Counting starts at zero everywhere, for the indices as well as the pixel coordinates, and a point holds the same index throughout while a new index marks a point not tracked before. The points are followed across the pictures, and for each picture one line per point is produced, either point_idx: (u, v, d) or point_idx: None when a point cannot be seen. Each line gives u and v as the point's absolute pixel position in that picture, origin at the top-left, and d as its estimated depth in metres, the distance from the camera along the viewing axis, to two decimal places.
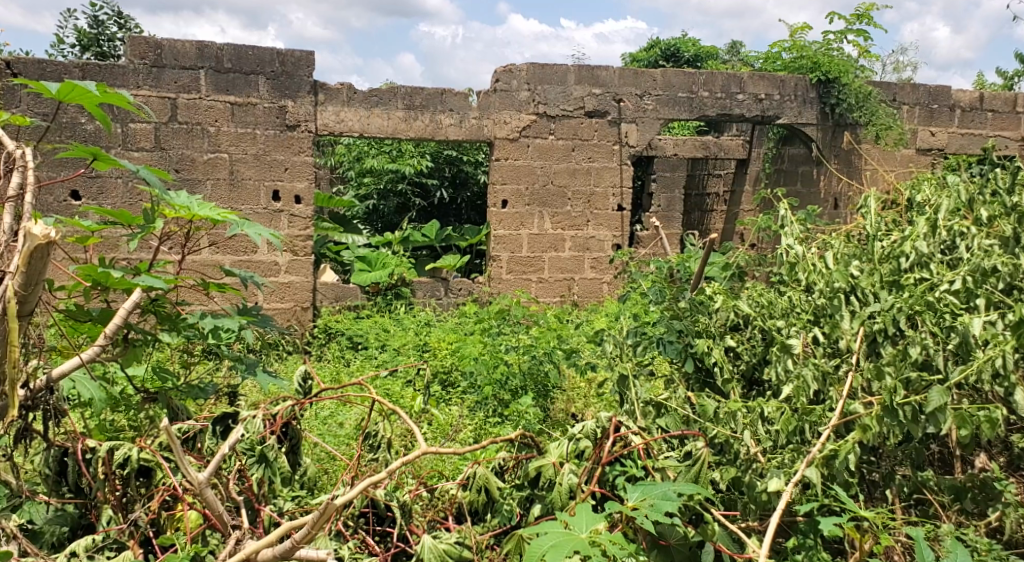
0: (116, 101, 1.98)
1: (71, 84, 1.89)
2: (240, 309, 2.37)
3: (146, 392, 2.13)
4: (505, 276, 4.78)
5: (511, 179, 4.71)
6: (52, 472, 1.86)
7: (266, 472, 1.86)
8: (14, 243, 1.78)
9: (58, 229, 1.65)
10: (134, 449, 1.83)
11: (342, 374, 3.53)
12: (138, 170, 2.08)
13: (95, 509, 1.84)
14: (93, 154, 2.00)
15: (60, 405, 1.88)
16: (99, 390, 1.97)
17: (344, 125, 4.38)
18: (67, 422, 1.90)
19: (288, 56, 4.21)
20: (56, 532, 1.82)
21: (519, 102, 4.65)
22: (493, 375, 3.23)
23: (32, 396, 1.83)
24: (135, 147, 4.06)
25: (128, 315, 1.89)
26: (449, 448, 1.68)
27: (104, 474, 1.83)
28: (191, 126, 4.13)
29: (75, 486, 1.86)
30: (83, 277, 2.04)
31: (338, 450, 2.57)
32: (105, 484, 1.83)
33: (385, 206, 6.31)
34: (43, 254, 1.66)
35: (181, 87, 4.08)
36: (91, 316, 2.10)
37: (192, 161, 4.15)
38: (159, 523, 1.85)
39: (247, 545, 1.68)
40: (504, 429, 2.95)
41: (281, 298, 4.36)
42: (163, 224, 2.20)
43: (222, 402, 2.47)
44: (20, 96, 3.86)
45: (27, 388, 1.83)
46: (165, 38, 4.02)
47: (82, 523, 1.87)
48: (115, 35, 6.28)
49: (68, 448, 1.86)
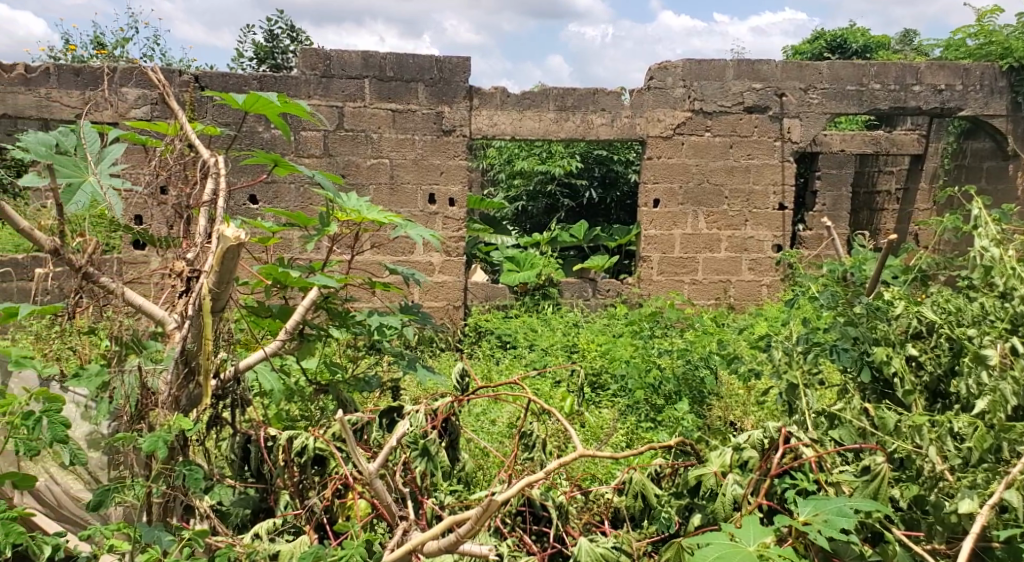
0: (293, 111, 2.08)
1: (256, 95, 2.01)
2: (401, 306, 2.45)
3: (317, 384, 2.24)
4: (656, 277, 4.72)
5: (664, 178, 4.65)
6: (237, 458, 1.99)
7: (428, 466, 1.90)
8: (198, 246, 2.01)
9: (246, 233, 1.82)
10: (310, 439, 1.92)
11: (493, 372, 3.59)
12: (314, 176, 2.18)
13: (274, 493, 1.95)
14: (274, 161, 2.12)
15: (246, 395, 2.02)
16: (277, 381, 2.10)
17: (497, 128, 4.46)
18: (252, 411, 2.04)
19: (446, 62, 4.32)
20: (240, 514, 1.95)
21: (674, 99, 4.58)
22: (645, 379, 3.20)
23: (221, 386, 1.99)
24: (306, 154, 4.28)
25: (306, 314, 2.05)
26: (607, 452, 1.66)
27: (284, 461, 1.94)
28: (357, 133, 4.30)
29: (256, 471, 1.98)
30: (265, 276, 2.16)
31: (492, 446, 2.61)
32: (284, 470, 1.94)
33: (534, 207, 6.41)
34: (234, 255, 1.85)
35: (348, 96, 4.26)
36: (271, 313, 2.23)
37: (357, 166, 4.32)
38: (332, 510, 1.93)
39: (414, 537, 1.76)
40: (659, 434, 2.91)
41: (435, 297, 4.47)
42: (336, 227, 2.30)
43: (384, 396, 2.56)
44: (207, 108, 4.14)
45: (217, 378, 1.99)
46: (334, 50, 4.20)
47: (263, 507, 1.98)
48: (288, 48, 6.63)
49: (251, 435, 1.99)
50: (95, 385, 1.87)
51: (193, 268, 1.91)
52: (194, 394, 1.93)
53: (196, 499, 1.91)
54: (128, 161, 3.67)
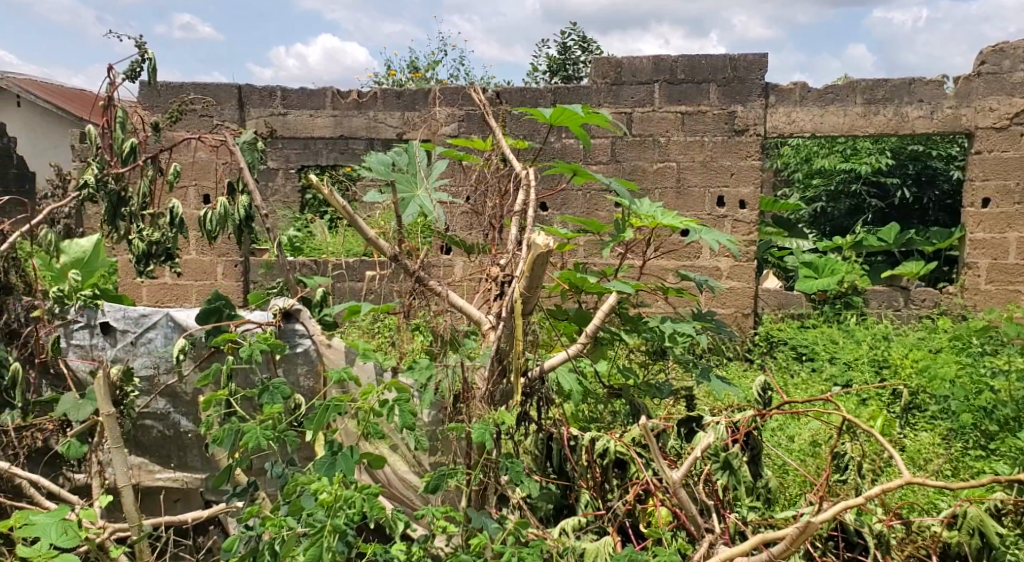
0: (596, 119, 2.15)
1: (561, 108, 2.10)
2: (695, 314, 2.46)
3: (611, 387, 2.31)
4: (984, 286, 4.26)
5: (996, 175, 4.20)
6: (540, 453, 2.14)
7: (731, 478, 1.97)
8: (517, 253, 2.16)
9: (555, 240, 1.98)
10: (611, 442, 2.07)
11: (797, 385, 3.45)
12: (609, 183, 2.21)
13: (575, 491, 2.08)
14: (572, 170, 2.19)
15: (550, 394, 2.15)
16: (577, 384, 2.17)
17: (795, 126, 4.27)
18: (554, 410, 2.16)
19: (741, 61, 4.19)
20: (545, 508, 2.08)
21: (1009, 85, 4.14)
22: (976, 403, 2.95)
23: (530, 383, 2.13)
24: (594, 160, 4.36)
25: (604, 317, 2.14)
26: (933, 482, 1.58)
27: (587, 461, 2.07)
28: (645, 138, 4.32)
29: (557, 468, 2.13)
30: (564, 282, 2.28)
31: (800, 465, 2.49)
32: (586, 470, 2.08)
33: (835, 209, 6.07)
34: (543, 261, 1.99)
35: (637, 102, 4.29)
36: (570, 317, 2.32)
37: (643, 171, 4.34)
38: (634, 515, 2.03)
39: (720, 551, 1.78)
40: (993, 465, 2.62)
41: (725, 303, 4.29)
42: (631, 233, 2.32)
43: (679, 404, 2.55)
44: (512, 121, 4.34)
45: (526, 376, 2.13)
46: (625, 57, 4.26)
47: (564, 503, 2.10)
48: (579, 59, 6.82)
49: (553, 433, 2.13)
50: (424, 376, 2.07)
51: (506, 274, 2.11)
52: (505, 389, 2.11)
53: (509, 490, 2.05)
54: (446, 174, 3.95)
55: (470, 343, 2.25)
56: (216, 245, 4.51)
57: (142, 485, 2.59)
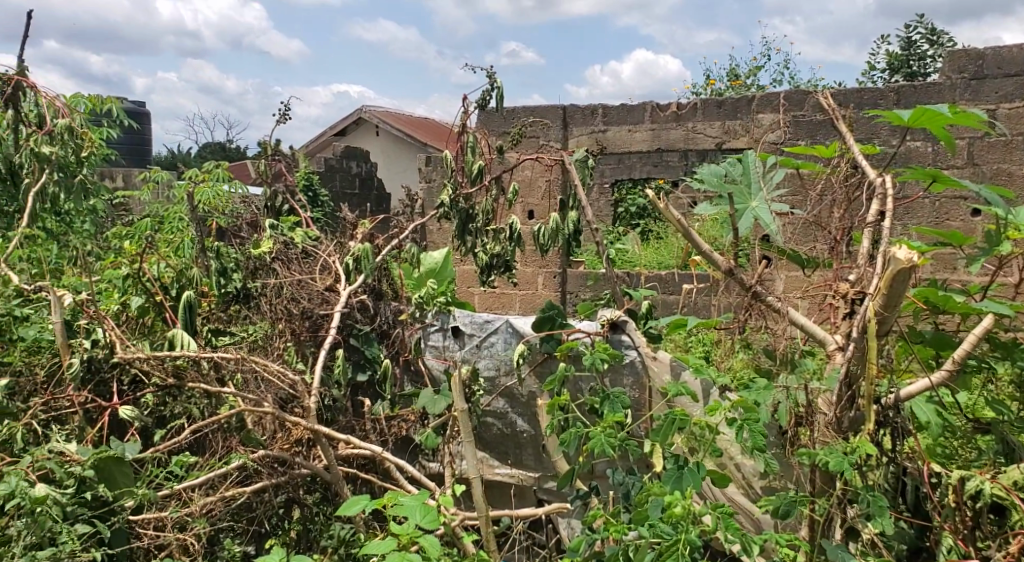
0: (967, 119, 1.96)
1: (923, 108, 1.94)
2: None
3: (977, 421, 2.16)
4: None
5: None
6: (892, 487, 2.07)
7: None
8: (870, 268, 2.10)
9: (919, 255, 1.88)
10: (986, 484, 1.91)
11: None
12: (979, 191, 1.99)
13: (937, 534, 1.98)
14: (932, 177, 2.02)
15: (906, 425, 2.04)
16: (936, 415, 2.03)
17: None
18: (912, 441, 2.06)
19: None
20: (897, 548, 2.02)
21: None
22: None
23: (885, 412, 2.05)
24: (946, 164, 3.98)
25: (974, 342, 1.96)
26: None
27: (955, 502, 1.95)
28: (1012, 138, 3.90)
29: (913, 506, 2.05)
30: (922, 300, 2.10)
31: None
32: (954, 513, 1.96)
33: None
34: (904, 278, 1.92)
35: (1003, 96, 3.89)
36: (927, 339, 2.19)
37: (1010, 175, 3.89)
38: None
39: None
40: None
41: None
42: (1005, 247, 2.09)
43: None
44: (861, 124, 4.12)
45: (881, 403, 2.05)
46: (990, 48, 3.91)
47: (921, 544, 2.03)
48: (925, 54, 6.26)
49: (908, 467, 2.05)
50: (764, 397, 2.10)
51: (857, 292, 2.05)
52: (854, 416, 2.05)
53: (859, 523, 2.01)
54: (789, 184, 3.84)
55: (811, 364, 2.19)
56: (541, 258, 4.76)
57: (486, 477, 2.92)
